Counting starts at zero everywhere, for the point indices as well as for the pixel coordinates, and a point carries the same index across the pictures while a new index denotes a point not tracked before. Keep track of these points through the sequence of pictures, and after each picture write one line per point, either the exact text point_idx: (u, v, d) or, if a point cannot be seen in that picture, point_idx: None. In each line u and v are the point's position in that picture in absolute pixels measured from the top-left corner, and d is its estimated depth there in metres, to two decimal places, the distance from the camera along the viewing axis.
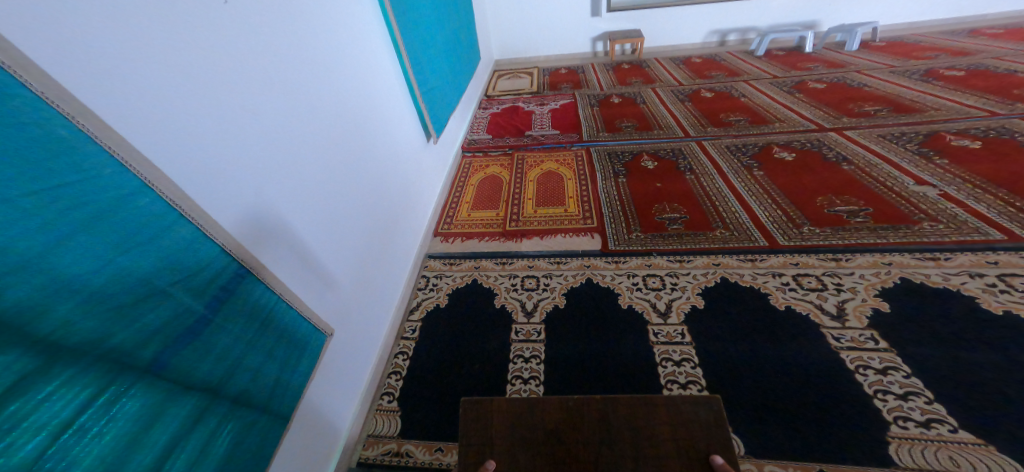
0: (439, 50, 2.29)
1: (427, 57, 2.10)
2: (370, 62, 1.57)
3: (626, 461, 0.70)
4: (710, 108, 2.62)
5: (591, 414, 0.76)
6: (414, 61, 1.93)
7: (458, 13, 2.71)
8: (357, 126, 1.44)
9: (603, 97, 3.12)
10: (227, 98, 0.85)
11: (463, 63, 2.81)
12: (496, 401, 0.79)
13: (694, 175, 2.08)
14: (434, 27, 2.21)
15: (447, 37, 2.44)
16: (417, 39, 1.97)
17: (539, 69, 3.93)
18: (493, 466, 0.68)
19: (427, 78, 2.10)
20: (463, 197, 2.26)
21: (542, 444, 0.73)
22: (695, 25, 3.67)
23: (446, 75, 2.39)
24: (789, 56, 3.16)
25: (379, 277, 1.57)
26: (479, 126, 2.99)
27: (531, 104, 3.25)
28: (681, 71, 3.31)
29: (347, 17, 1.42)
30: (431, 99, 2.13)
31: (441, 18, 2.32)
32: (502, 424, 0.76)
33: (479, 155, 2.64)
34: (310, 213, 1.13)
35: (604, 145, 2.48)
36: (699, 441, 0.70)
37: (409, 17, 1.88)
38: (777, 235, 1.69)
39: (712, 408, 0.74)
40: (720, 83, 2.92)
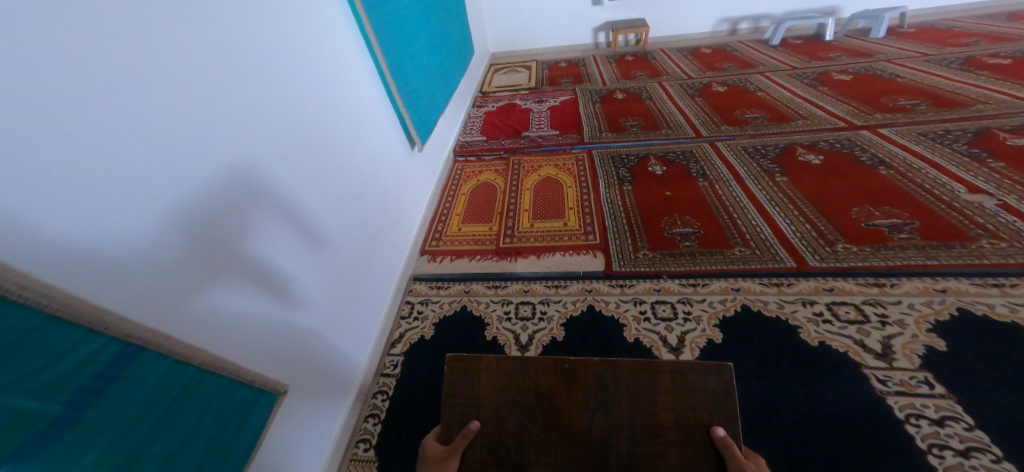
0: (425, 47, 2.08)
1: (410, 54, 1.88)
2: (342, 62, 1.37)
3: (622, 426, 0.80)
4: (724, 103, 2.37)
5: (586, 379, 0.83)
6: (394, 59, 1.72)
7: (448, 7, 2.50)
8: (324, 137, 1.23)
9: (606, 92, 2.88)
10: (125, 109, 0.65)
11: (453, 61, 2.59)
12: (485, 361, 0.86)
13: (708, 182, 1.84)
14: (418, 21, 1.99)
15: (434, 32, 2.22)
16: (397, 36, 1.76)
17: (536, 63, 3.67)
18: (475, 426, 0.81)
19: (412, 79, 1.90)
20: (453, 208, 2.04)
21: (538, 407, 0.83)
22: (704, 13, 3.39)
23: (433, 75, 2.18)
24: (809, 45, 2.89)
25: (354, 310, 1.37)
26: (472, 127, 2.76)
27: (528, 101, 3.01)
28: (691, 63, 3.05)
29: (315, 13, 1.23)
30: (416, 102, 1.94)
31: (425, 11, 2.10)
32: (489, 385, 0.85)
33: (473, 159, 2.39)
34: (273, 238, 0.97)
35: (607, 147, 2.23)
36: (701, 412, 0.79)
37: (388, 10, 1.66)
38: (807, 255, 1.48)
39: (721, 377, 0.79)
40: (734, 76, 2.66)
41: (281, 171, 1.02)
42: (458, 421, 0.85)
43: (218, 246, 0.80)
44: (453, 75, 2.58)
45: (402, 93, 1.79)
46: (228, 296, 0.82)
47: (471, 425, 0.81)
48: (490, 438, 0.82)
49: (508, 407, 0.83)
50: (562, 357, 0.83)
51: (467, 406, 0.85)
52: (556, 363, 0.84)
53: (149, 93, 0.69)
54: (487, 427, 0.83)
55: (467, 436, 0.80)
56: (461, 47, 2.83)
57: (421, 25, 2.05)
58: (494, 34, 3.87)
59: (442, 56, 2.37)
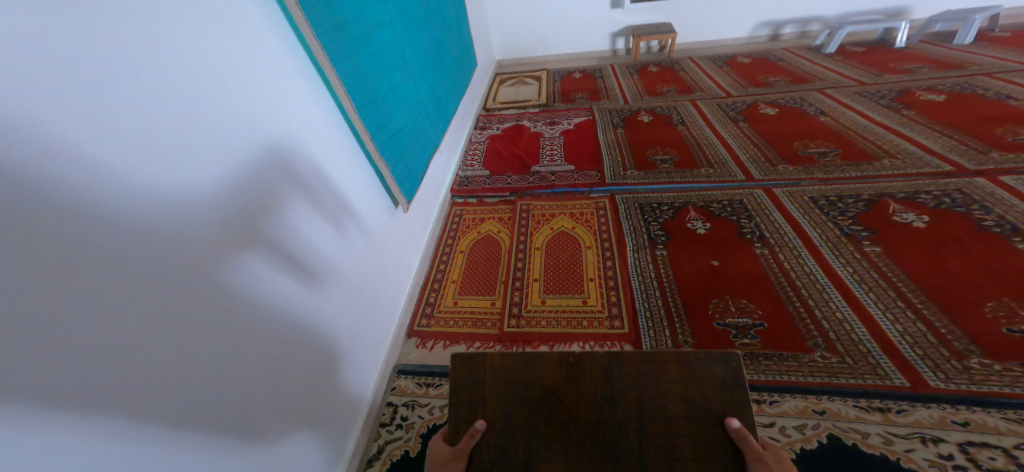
0: (412, 72, 1.65)
1: (393, 84, 1.46)
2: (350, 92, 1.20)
3: (631, 421, 0.81)
4: (777, 131, 1.91)
5: (591, 371, 0.85)
6: (370, 97, 1.29)
7: (443, 17, 2.08)
8: (310, 177, 0.99)
9: (628, 112, 2.43)
10: (109, 109, 0.55)
11: (450, 82, 2.16)
12: (489, 360, 0.89)
13: (768, 251, 1.45)
14: (404, 38, 1.58)
15: (425, 48, 1.81)
16: (376, 63, 1.34)
17: (546, 73, 3.27)
18: (481, 425, 0.81)
19: (399, 118, 1.49)
20: (449, 271, 1.66)
21: (542, 401, 0.84)
22: (741, 16, 2.92)
23: (425, 103, 1.75)
24: (873, 53, 2.42)
25: (343, 377, 1.10)
26: (474, 157, 2.29)
27: (538, 123, 2.56)
28: (728, 76, 2.60)
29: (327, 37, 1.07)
30: (404, 147, 1.52)
31: (414, 22, 1.68)
32: (495, 383, 0.87)
33: (473, 201, 1.94)
34: (264, 250, 0.80)
35: (632, 190, 1.79)
36: (711, 402, 0.79)
37: (359, 30, 1.23)
38: (917, 365, 1.10)
39: (729, 367, 0.81)
40: (785, 94, 2.20)
41: (302, 165, 0.96)
42: (465, 420, 0.85)
43: (252, 220, 0.77)
44: (451, 98, 2.15)
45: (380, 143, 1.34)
46: (259, 278, 0.78)
47: (477, 424, 0.81)
48: (500, 438, 0.83)
49: (516, 404, 0.85)
50: (566, 351, 0.86)
51: (473, 404, 0.86)
52: (561, 358, 0.87)
53: (140, 93, 0.59)
54: (496, 427, 0.83)
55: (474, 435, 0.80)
56: (459, 63, 2.40)
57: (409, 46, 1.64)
58: (501, 39, 3.47)
59: (436, 76, 1.94)
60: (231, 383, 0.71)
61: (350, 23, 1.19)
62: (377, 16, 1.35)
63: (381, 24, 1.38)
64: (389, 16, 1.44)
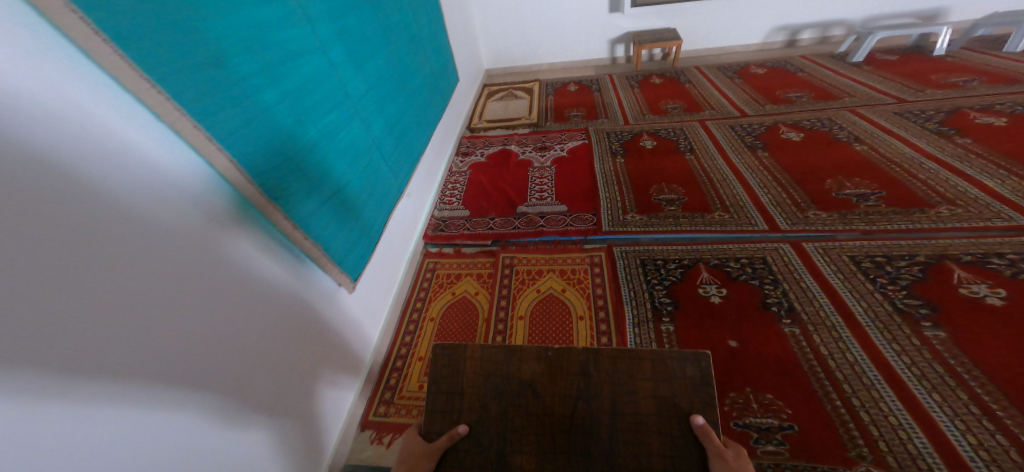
0: (367, 98, 1.25)
1: (336, 119, 1.07)
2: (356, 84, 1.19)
3: (604, 415, 0.78)
4: (807, 162, 1.62)
5: (570, 363, 0.83)
6: (295, 146, 0.89)
7: (409, 23, 1.68)
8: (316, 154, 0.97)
9: (629, 135, 2.08)
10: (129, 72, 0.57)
11: (422, 103, 1.79)
12: (466, 349, 0.87)
13: (800, 330, 1.20)
14: (355, 54, 1.20)
15: (386, 63, 1.43)
16: (305, 92, 0.94)
17: (538, 85, 2.95)
18: (462, 430, 0.77)
19: (346, 166, 1.10)
20: (418, 343, 1.40)
21: (521, 395, 0.81)
22: (754, 20, 2.57)
23: (385, 135, 1.37)
24: (909, 63, 2.12)
25: (334, 364, 1.06)
26: (455, 189, 1.97)
27: (527, 147, 2.17)
28: (742, 88, 2.29)
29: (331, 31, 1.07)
30: (353, 205, 1.12)
31: (369, 31, 1.31)
32: (472, 377, 0.84)
33: (449, 250, 1.69)
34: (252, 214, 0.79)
35: (634, 239, 1.53)
36: (682, 400, 0.77)
37: (272, 51, 0.84)
38: None
39: (700, 364, 0.80)
40: (812, 113, 1.88)
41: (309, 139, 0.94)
42: (438, 414, 0.82)
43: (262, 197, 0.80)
44: (424, 122, 1.78)
45: (312, 213, 0.94)
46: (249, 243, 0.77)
47: (459, 427, 0.78)
48: (477, 448, 0.78)
49: (491, 396, 0.82)
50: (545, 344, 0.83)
51: (449, 394, 0.83)
52: (540, 350, 0.85)
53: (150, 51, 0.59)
54: (474, 426, 0.80)
55: (452, 438, 0.76)
56: (435, 78, 2.02)
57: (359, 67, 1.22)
58: (490, 45, 3.15)
59: (403, 98, 1.57)
60: (242, 349, 0.74)
61: (254, 42, 0.79)
62: (303, 27, 0.95)
63: (312, 38, 0.98)
64: (326, 26, 1.05)
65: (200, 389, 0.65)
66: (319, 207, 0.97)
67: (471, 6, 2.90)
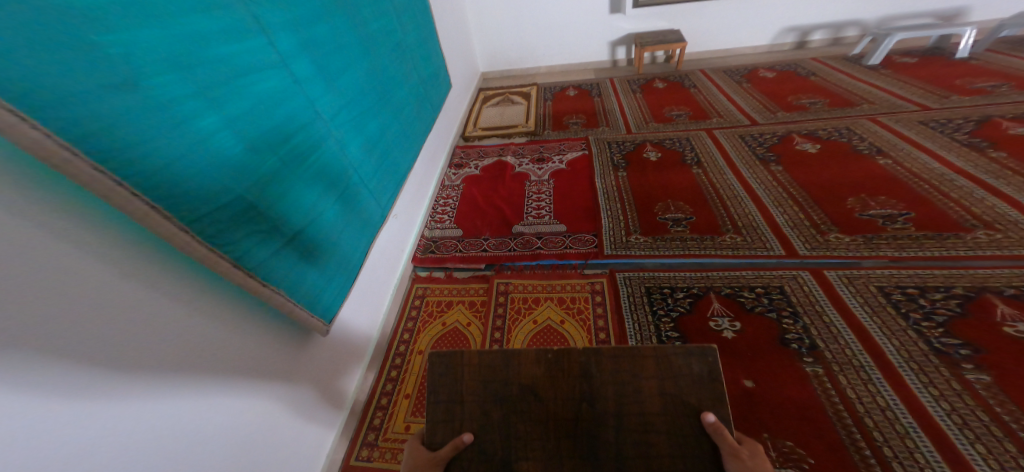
0: (339, 115, 1.12)
1: (299, 142, 0.94)
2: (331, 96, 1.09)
3: (609, 416, 0.81)
4: (826, 177, 1.49)
5: (571, 365, 0.85)
6: (243, 180, 0.76)
7: (391, 27, 1.55)
8: (283, 172, 0.87)
9: (631, 144, 1.95)
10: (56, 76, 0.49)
11: (408, 114, 1.66)
12: (466, 355, 0.87)
13: (824, 370, 1.08)
14: (324, 65, 1.07)
15: (363, 73, 1.29)
16: (258, 114, 0.81)
17: (536, 89, 2.79)
18: (467, 437, 0.79)
19: (312, 194, 0.97)
20: (404, 379, 1.28)
21: (523, 399, 0.83)
22: (762, 21, 2.43)
23: (362, 155, 1.24)
24: (930, 66, 1.98)
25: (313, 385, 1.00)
26: (448, 204, 1.85)
27: (523, 159, 2.02)
28: (752, 93, 2.15)
29: (299, 39, 0.96)
30: (320, 238, 1.00)
31: (341, 39, 1.17)
32: (473, 383, 0.85)
33: (440, 274, 1.58)
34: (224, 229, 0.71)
35: (638, 264, 1.42)
36: (689, 398, 0.79)
37: (210, 69, 0.71)
38: None
39: (705, 360, 0.82)
40: (828, 121, 1.76)
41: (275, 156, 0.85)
42: (443, 420, 0.83)
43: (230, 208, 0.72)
44: (409, 135, 1.65)
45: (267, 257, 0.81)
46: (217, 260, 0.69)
47: (463, 436, 0.79)
48: (483, 454, 0.80)
49: (494, 400, 0.84)
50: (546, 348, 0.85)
51: (449, 403, 0.84)
52: (540, 354, 0.86)
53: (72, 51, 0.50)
54: (480, 434, 0.81)
55: (459, 447, 0.78)
56: (423, 86, 1.88)
57: (334, 76, 1.11)
58: (485, 48, 3.01)
59: (384, 110, 1.43)
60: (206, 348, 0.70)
61: (186, 60, 0.66)
62: (255, 39, 0.82)
63: (267, 51, 0.85)
64: (285, 36, 0.91)
65: (163, 385, 0.62)
66: (278, 248, 0.85)
67: (466, 9, 2.78)
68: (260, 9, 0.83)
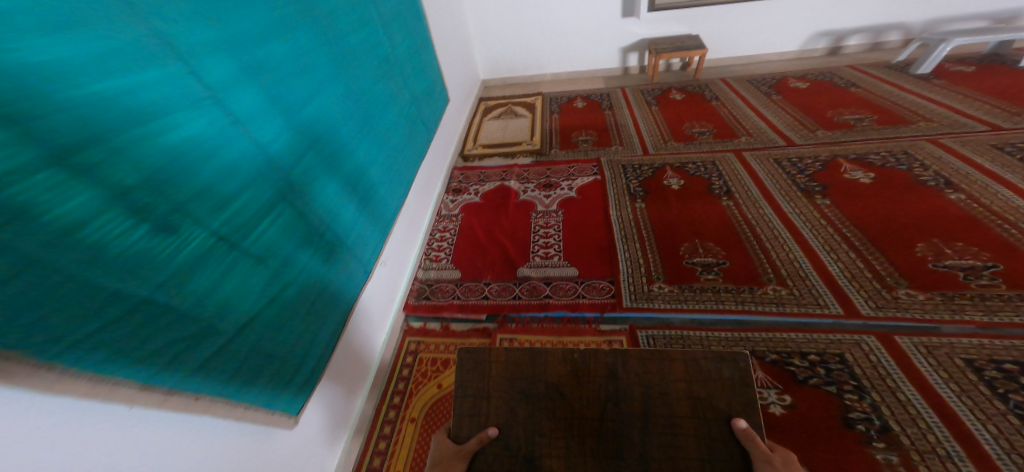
0: (297, 156, 0.88)
1: (236, 203, 0.70)
2: (290, 132, 0.87)
3: (636, 417, 0.79)
4: (884, 216, 1.29)
5: (598, 367, 0.85)
6: (140, 279, 0.53)
7: (374, 37, 1.30)
8: (217, 247, 0.66)
9: (650, 167, 1.73)
10: None
11: (396, 138, 1.42)
12: (493, 352, 0.88)
13: (906, 463, 0.86)
14: (274, 94, 0.83)
15: (335, 97, 1.05)
16: (165, 177, 0.57)
17: (541, 100, 2.56)
18: (492, 432, 0.79)
19: (256, 269, 0.74)
20: (389, 458, 1.08)
21: (547, 399, 0.83)
22: (794, 24, 2.18)
23: (330, 200, 1.01)
24: (991, 75, 1.75)
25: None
26: (445, 237, 1.64)
27: (529, 183, 1.80)
28: (784, 105, 1.91)
29: (243, 66, 0.74)
30: (268, 323, 0.77)
31: (302, 57, 0.93)
32: (499, 379, 0.86)
33: (435, 326, 1.37)
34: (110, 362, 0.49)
35: (663, 320, 1.21)
36: (720, 402, 0.78)
37: (74, 121, 0.46)
38: None
39: (737, 364, 0.81)
40: (879, 143, 1.53)
41: (205, 229, 0.63)
42: (469, 416, 0.84)
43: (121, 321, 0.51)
44: (397, 162, 1.41)
45: (184, 376, 0.59)
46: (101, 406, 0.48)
47: (489, 430, 0.79)
48: (504, 454, 0.79)
49: (518, 398, 0.84)
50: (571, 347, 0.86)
51: (476, 398, 0.85)
52: (565, 354, 0.87)
53: None
54: (503, 430, 0.81)
55: (483, 441, 0.79)
56: (416, 102, 1.64)
57: (294, 106, 0.89)
58: (484, 54, 2.78)
59: (364, 138, 1.19)
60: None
61: (30, 110, 0.42)
62: (158, 70, 0.57)
63: (181, 86, 0.61)
64: (211, 62, 0.67)
65: None
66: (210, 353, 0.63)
67: (465, 13, 2.56)
68: (168, 27, 0.59)
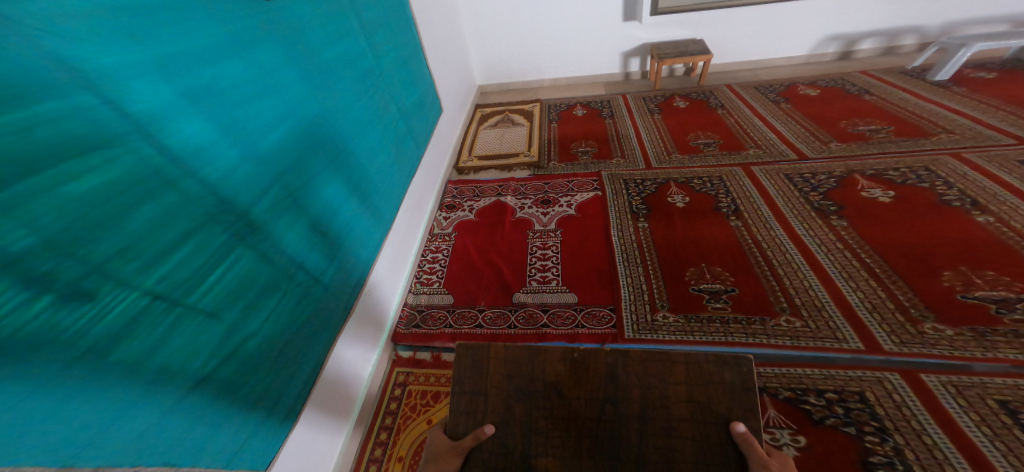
0: (263, 191, 0.75)
1: (171, 261, 0.57)
2: (258, 158, 0.74)
3: (633, 421, 0.67)
4: (905, 240, 1.21)
5: (597, 366, 0.71)
6: (25, 372, 0.41)
7: (356, 46, 1.18)
8: (154, 308, 0.54)
9: (653, 181, 1.64)
10: None
11: (382, 157, 1.30)
12: (493, 347, 0.75)
13: None
14: (233, 120, 0.70)
15: (310, 117, 0.92)
16: (56, 240, 0.44)
17: (539, 107, 2.47)
18: (488, 432, 0.67)
19: (213, 325, 0.63)
20: None
21: (544, 398, 0.70)
22: (803, 27, 2.09)
23: (306, 236, 0.88)
24: (1015, 82, 1.65)
25: None
26: (438, 258, 1.56)
27: (526, 199, 1.71)
28: (794, 114, 1.82)
29: (191, 85, 0.62)
30: (222, 391, 0.65)
31: (268, 73, 0.80)
32: (496, 376, 0.73)
33: (426, 356, 1.29)
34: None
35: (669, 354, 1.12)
36: (720, 406, 0.66)
37: None
38: None
39: (740, 368, 0.68)
40: (898, 157, 1.43)
41: (135, 291, 0.52)
42: (466, 414, 0.72)
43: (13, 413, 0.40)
44: (382, 183, 1.29)
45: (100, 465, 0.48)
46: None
47: (485, 429, 0.67)
48: (497, 459, 0.67)
49: (517, 396, 0.71)
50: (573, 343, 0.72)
51: (472, 396, 0.72)
52: (567, 350, 0.73)
53: None
54: (500, 431, 0.69)
55: (477, 439, 0.67)
56: (404, 115, 1.51)
57: (263, 127, 0.77)
58: (480, 59, 2.68)
59: (344, 161, 1.07)
60: None
61: None
62: (63, 101, 0.46)
63: (90, 118, 0.48)
64: (139, 87, 0.54)
65: None
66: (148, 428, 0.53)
67: (461, 18, 2.47)
68: (67, 48, 0.46)
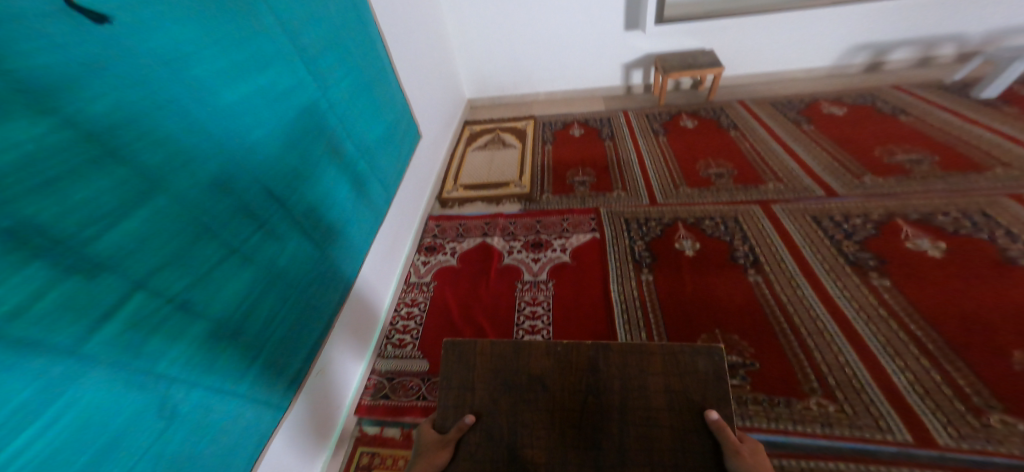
0: (88, 323, 0.49)
1: None
2: (98, 267, 0.50)
3: (614, 412, 0.62)
4: (961, 307, 1.02)
5: (579, 358, 0.67)
6: None
7: (292, 75, 0.91)
8: None
9: (659, 219, 1.45)
10: None
11: (333, 206, 1.06)
12: (479, 343, 0.71)
13: None
14: (27, 225, 0.44)
15: (199, 187, 0.65)
16: None
17: (533, 124, 2.26)
18: (471, 421, 0.63)
19: None
20: None
21: (529, 392, 0.65)
22: (827, 36, 1.86)
23: (190, 354, 0.63)
24: None
25: None
26: (415, 312, 1.39)
27: (515, 241, 1.52)
28: (819, 136, 1.60)
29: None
30: None
31: (116, 135, 0.53)
32: (483, 372, 0.68)
33: (395, 433, 1.11)
34: None
35: None
36: (695, 394, 0.62)
37: None
38: None
39: (714, 359, 0.64)
40: (947, 197, 1.23)
41: None
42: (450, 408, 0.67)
43: None
44: (329, 247, 1.03)
45: None
46: None
47: (467, 418, 0.63)
48: (479, 460, 0.60)
49: (500, 390, 0.66)
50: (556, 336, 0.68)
51: (457, 389, 0.67)
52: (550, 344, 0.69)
53: None
54: (484, 425, 0.64)
55: (460, 429, 0.62)
56: (368, 153, 1.25)
57: (109, 218, 0.52)
58: (469, 72, 2.47)
59: (265, 233, 0.80)
60: None
61: None
62: None
63: None
64: None
65: None
66: None
67: (448, 29, 2.26)
68: None
